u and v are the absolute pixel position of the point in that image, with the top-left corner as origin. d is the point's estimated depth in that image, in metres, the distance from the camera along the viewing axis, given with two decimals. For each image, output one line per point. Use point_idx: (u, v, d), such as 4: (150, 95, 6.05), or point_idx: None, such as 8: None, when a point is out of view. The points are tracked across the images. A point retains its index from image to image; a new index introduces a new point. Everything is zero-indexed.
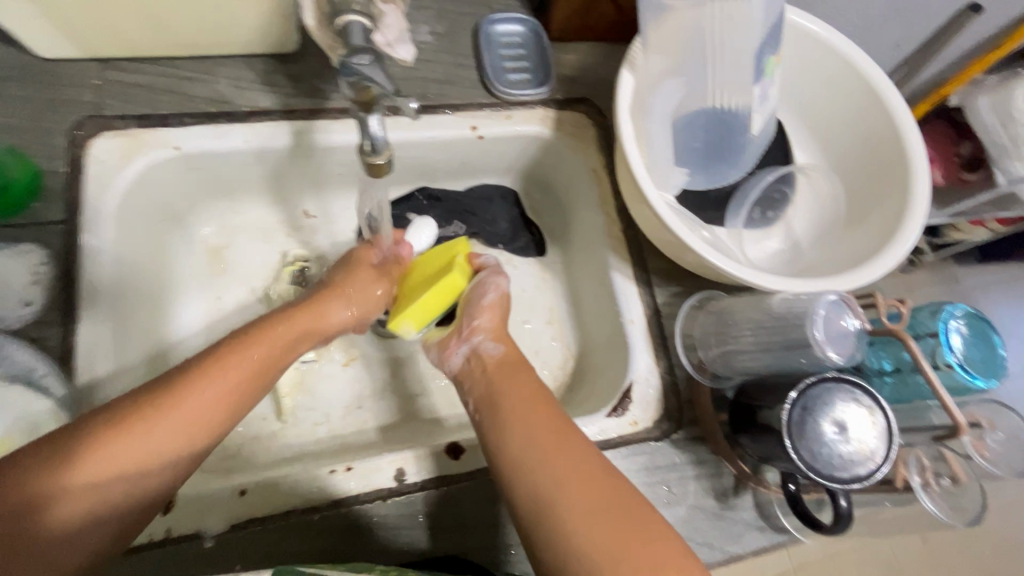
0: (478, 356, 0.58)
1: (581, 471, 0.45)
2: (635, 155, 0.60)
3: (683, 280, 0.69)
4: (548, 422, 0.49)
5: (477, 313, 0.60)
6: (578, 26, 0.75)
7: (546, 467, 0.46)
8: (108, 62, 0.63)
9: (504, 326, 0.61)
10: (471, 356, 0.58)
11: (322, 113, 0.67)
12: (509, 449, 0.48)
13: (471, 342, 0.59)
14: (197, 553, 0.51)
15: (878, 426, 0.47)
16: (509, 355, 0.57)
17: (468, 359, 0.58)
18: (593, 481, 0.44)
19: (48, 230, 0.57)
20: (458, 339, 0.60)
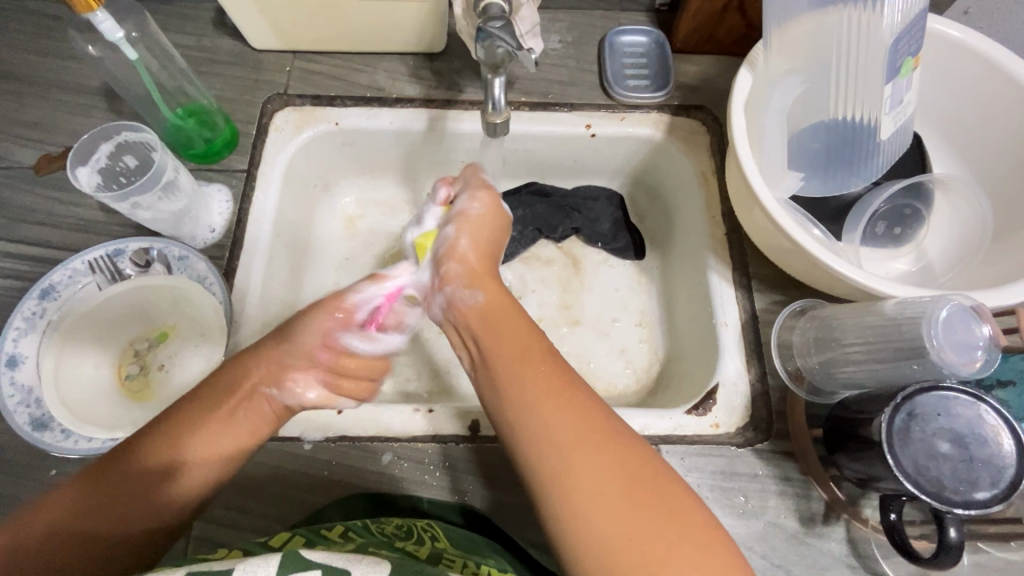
0: (455, 306, 0.59)
1: (581, 426, 0.46)
2: (747, 150, 0.60)
3: (786, 288, 0.66)
4: (548, 374, 0.50)
5: (448, 262, 0.62)
6: (702, 39, 0.78)
7: (526, 405, 0.48)
8: (299, 54, 0.78)
9: (484, 274, 0.62)
10: (447, 305, 0.60)
11: (456, 103, 0.77)
12: (510, 413, 0.49)
13: (445, 292, 0.61)
14: (295, 455, 0.58)
15: (1004, 448, 0.43)
16: (486, 297, 0.58)
17: (445, 309, 0.60)
18: (578, 418, 0.46)
19: (235, 176, 0.71)
20: (435, 292, 0.62)
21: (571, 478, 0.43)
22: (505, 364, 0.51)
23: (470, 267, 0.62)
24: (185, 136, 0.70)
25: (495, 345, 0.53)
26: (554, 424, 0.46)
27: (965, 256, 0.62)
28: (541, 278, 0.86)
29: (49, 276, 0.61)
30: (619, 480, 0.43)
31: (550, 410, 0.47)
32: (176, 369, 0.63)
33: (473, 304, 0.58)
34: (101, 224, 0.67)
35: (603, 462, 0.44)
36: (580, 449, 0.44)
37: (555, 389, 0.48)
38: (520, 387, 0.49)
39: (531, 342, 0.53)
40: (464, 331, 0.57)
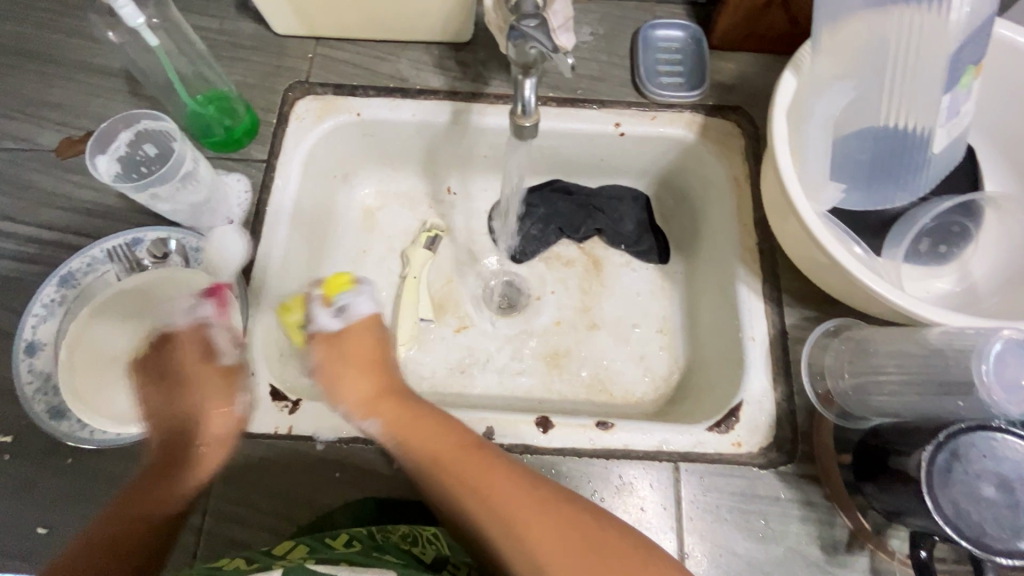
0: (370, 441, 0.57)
1: (516, 498, 0.49)
2: (787, 158, 0.56)
3: (820, 304, 0.63)
4: (469, 461, 0.51)
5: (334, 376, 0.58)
6: (742, 35, 0.74)
7: (460, 501, 0.50)
8: (322, 41, 0.76)
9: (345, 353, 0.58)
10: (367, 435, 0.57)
11: (481, 97, 0.74)
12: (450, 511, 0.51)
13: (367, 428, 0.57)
14: (305, 454, 0.58)
15: None
16: (386, 421, 0.55)
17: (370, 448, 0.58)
18: (505, 494, 0.49)
19: (255, 166, 0.69)
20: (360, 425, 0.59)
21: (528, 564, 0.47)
22: (448, 482, 0.51)
23: (361, 391, 0.57)
24: (204, 123, 0.69)
25: (415, 454, 0.53)
26: (496, 523, 0.48)
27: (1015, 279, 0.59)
28: (560, 280, 0.83)
29: (68, 263, 0.61)
30: (569, 559, 0.46)
31: (475, 497, 0.49)
32: (189, 365, 0.60)
33: (381, 434, 0.55)
34: (119, 210, 0.66)
35: (554, 543, 0.47)
36: (528, 537, 0.47)
37: (472, 472, 0.50)
38: (448, 495, 0.51)
39: (446, 442, 0.52)
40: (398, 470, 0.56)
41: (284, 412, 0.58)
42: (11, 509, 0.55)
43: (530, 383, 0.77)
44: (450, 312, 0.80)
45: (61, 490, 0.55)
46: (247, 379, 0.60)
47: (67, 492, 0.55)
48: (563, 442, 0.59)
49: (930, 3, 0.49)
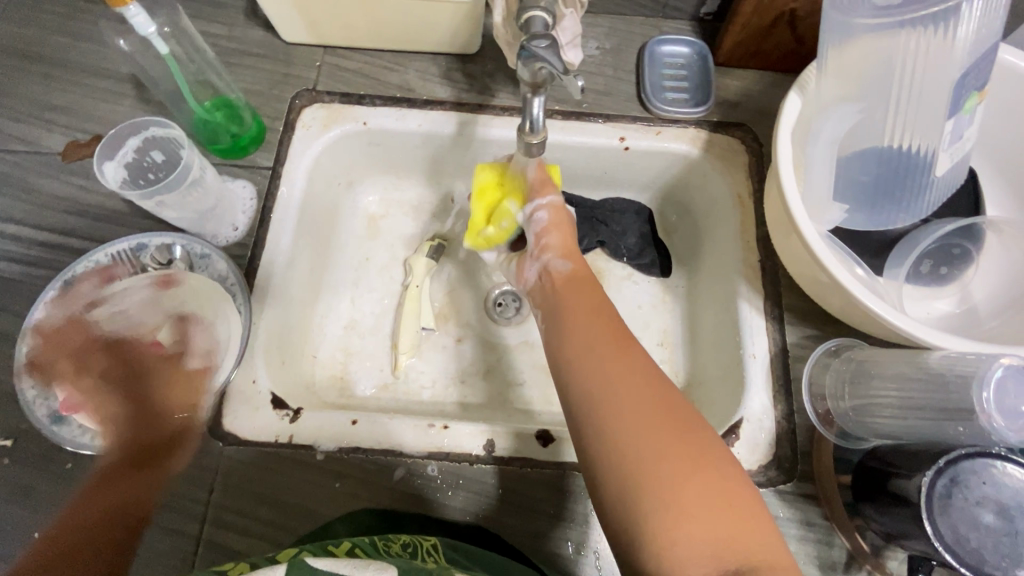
0: (549, 274, 0.65)
1: (644, 389, 0.49)
2: (791, 180, 0.56)
3: (821, 323, 0.64)
4: (608, 328, 0.55)
5: (545, 233, 0.67)
6: (748, 53, 0.74)
7: (590, 362, 0.52)
8: (329, 50, 0.76)
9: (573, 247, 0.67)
10: (542, 271, 0.66)
11: (487, 109, 0.75)
12: (574, 382, 0.52)
13: (541, 261, 0.66)
14: (306, 463, 0.58)
15: None
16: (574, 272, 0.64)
17: (538, 275, 0.66)
18: (637, 379, 0.49)
19: (260, 173, 0.69)
20: (530, 259, 0.68)
21: (618, 429, 0.46)
22: (569, 315, 0.58)
23: (561, 241, 0.67)
24: (212, 130, 0.69)
25: (571, 307, 0.59)
26: (615, 368, 0.50)
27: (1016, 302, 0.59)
28: None
29: (73, 267, 0.61)
30: (663, 421, 0.46)
31: (609, 368, 0.51)
32: (186, 372, 0.60)
33: (564, 275, 0.64)
34: (124, 215, 0.66)
35: (654, 423, 0.46)
36: (645, 428, 0.46)
37: (609, 345, 0.53)
38: (583, 335, 0.55)
39: (592, 302, 0.59)
40: (550, 292, 0.63)
41: (287, 421, 0.59)
42: (11, 514, 0.55)
43: (530, 394, 0.76)
44: (453, 321, 0.80)
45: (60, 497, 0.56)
46: (248, 388, 0.60)
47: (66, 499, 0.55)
48: (564, 457, 0.59)
49: (936, 27, 0.49)
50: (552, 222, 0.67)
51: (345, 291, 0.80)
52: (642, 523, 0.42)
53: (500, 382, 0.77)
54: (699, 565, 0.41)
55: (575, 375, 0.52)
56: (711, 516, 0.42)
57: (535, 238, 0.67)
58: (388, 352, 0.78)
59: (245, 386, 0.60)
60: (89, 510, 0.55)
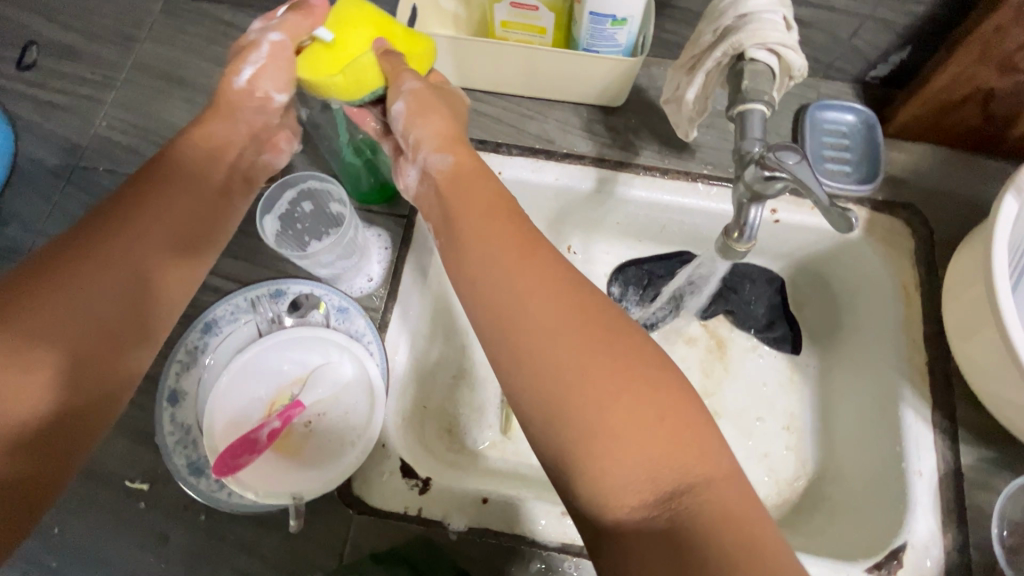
0: (430, 175, 0.52)
1: (563, 299, 0.42)
2: (1009, 294, 0.50)
3: (999, 445, 0.58)
4: (513, 230, 0.46)
5: (416, 121, 0.52)
6: (923, 127, 0.68)
7: (501, 280, 0.43)
8: (469, 92, 0.74)
9: (455, 132, 0.53)
10: (421, 175, 0.52)
11: (629, 166, 0.71)
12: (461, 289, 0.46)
13: (418, 161, 0.52)
14: (440, 541, 0.56)
15: None
16: (459, 163, 0.51)
17: (420, 181, 0.52)
18: (558, 297, 0.42)
19: (396, 220, 0.68)
20: (407, 160, 0.54)
21: (552, 363, 0.40)
22: (467, 220, 0.47)
23: (441, 127, 0.52)
24: (353, 172, 0.66)
25: (465, 206, 0.48)
26: (519, 276, 0.43)
27: None
28: (680, 357, 0.79)
29: (214, 311, 0.60)
30: (577, 325, 0.41)
31: (517, 280, 0.43)
32: (323, 429, 0.57)
33: (447, 172, 0.51)
34: (260, 255, 0.66)
35: (584, 348, 0.40)
36: (578, 356, 0.40)
37: (515, 244, 0.44)
38: (485, 246, 0.45)
39: (482, 186, 0.49)
40: (433, 196, 0.51)
41: (415, 492, 0.57)
42: (148, 561, 0.55)
43: None
44: None
45: (196, 547, 0.55)
46: (378, 452, 0.58)
47: (201, 551, 0.55)
48: None
49: None
50: (416, 109, 0.51)
51: (464, 331, 0.74)
52: (576, 453, 0.38)
53: None
54: (638, 489, 0.37)
55: (472, 283, 0.44)
56: (657, 445, 0.38)
57: (401, 132, 0.53)
58: (500, 407, 0.73)
59: (374, 448, 0.58)
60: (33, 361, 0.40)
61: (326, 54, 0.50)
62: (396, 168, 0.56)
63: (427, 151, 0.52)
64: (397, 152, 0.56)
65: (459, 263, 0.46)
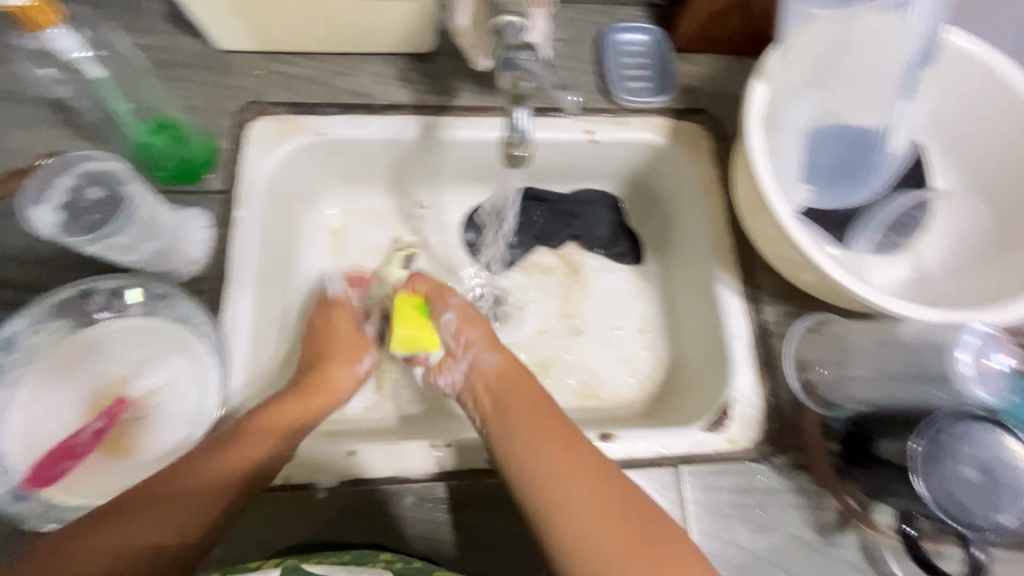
0: (477, 370, 0.62)
1: (585, 475, 0.51)
2: (766, 166, 0.57)
3: (794, 300, 0.67)
4: (548, 423, 0.55)
5: (461, 329, 0.65)
6: (703, 38, 0.75)
7: (526, 451, 0.53)
8: (272, 55, 0.71)
9: (490, 334, 0.65)
10: (468, 369, 0.62)
11: (449, 110, 0.72)
12: (495, 442, 0.55)
13: (467, 359, 0.63)
14: (310, 502, 0.55)
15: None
16: (503, 363, 0.61)
17: (466, 375, 0.62)
18: (574, 466, 0.51)
19: (213, 197, 0.64)
20: (456, 359, 0.64)
21: (569, 516, 0.48)
22: (514, 423, 0.55)
23: (479, 331, 0.65)
24: (156, 155, 0.63)
25: (515, 399, 0.57)
26: (555, 459, 0.52)
27: (963, 263, 0.62)
28: (539, 289, 0.83)
29: (4, 328, 0.52)
30: (599, 491, 0.50)
31: (549, 454, 0.52)
32: (158, 423, 0.56)
33: (494, 371, 0.61)
34: (60, 257, 0.60)
35: (594, 500, 0.49)
36: (591, 509, 0.48)
37: (551, 437, 0.54)
38: (521, 431, 0.54)
39: (524, 394, 0.58)
40: (485, 396, 0.59)
41: None
42: None
43: None
44: None
45: None
46: None
47: None
48: None
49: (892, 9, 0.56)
50: (463, 319, 0.65)
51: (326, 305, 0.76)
52: None
53: None
54: None
55: (504, 452, 0.54)
56: None
57: (449, 335, 0.65)
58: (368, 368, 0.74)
59: (229, 429, 0.56)
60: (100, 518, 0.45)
61: (409, 317, 0.66)
62: (439, 366, 0.65)
63: (487, 353, 0.63)
64: (438, 360, 0.66)
65: (510, 461, 0.53)
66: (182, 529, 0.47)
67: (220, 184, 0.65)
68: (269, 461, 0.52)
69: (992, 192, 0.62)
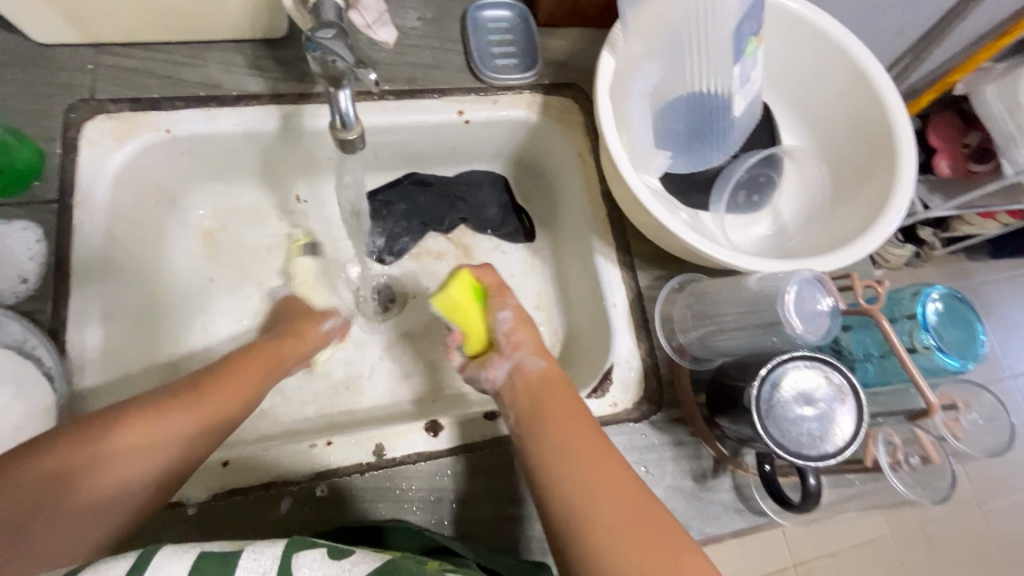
0: (521, 371, 0.55)
1: (613, 483, 0.45)
2: (614, 136, 0.59)
3: (666, 264, 0.70)
4: (581, 430, 0.49)
5: (515, 330, 0.58)
6: (566, 12, 0.75)
7: (556, 455, 0.48)
8: (102, 48, 0.65)
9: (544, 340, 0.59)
10: (511, 372, 0.56)
11: (310, 97, 0.69)
12: (524, 444, 0.50)
13: (513, 359, 0.56)
14: (179, 521, 0.53)
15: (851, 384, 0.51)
16: (548, 368, 0.55)
17: (509, 376, 0.55)
18: (604, 472, 0.45)
19: (44, 208, 0.59)
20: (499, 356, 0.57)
21: (592, 526, 0.42)
22: (547, 426, 0.50)
23: (535, 336, 0.58)
24: None
25: (551, 407, 0.52)
26: (586, 466, 0.46)
27: (812, 215, 0.69)
28: (433, 274, 0.83)
29: None
30: (624, 500, 0.43)
31: (579, 461, 0.46)
32: None
33: (536, 376, 0.55)
34: None
35: (621, 512, 0.42)
36: (614, 520, 0.42)
37: (581, 442, 0.48)
38: (553, 435, 0.49)
39: (561, 399, 0.52)
40: (522, 395, 0.54)
41: None
42: None
43: (420, 385, 0.76)
44: None
45: None
46: None
47: None
48: (454, 442, 0.60)
49: None
50: (519, 320, 0.58)
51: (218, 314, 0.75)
52: None
53: (389, 380, 0.76)
54: None
55: (533, 456, 0.49)
56: None
57: (501, 332, 0.57)
58: None
59: None
60: (81, 441, 0.43)
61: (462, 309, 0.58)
62: (480, 366, 0.58)
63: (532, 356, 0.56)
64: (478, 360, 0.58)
65: (534, 463, 0.48)
66: (182, 451, 0.48)
67: (51, 192, 0.59)
68: (230, 414, 0.52)
69: (832, 144, 0.70)
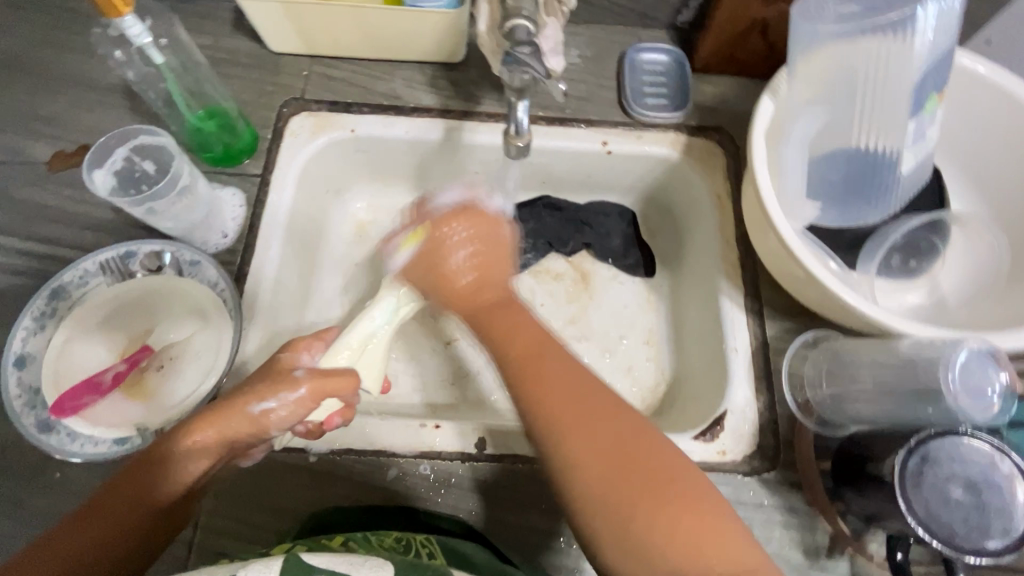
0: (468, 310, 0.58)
1: (609, 432, 0.46)
2: (766, 177, 0.59)
3: (798, 318, 0.66)
4: (558, 374, 0.49)
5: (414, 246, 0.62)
6: (722, 60, 0.77)
7: (545, 411, 0.48)
8: (317, 59, 0.78)
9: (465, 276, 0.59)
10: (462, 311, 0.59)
11: (473, 115, 0.77)
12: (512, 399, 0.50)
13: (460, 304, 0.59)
14: (299, 466, 0.58)
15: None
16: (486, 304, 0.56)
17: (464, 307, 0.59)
18: (596, 423, 0.46)
19: (250, 181, 0.71)
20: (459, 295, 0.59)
21: (599, 486, 0.44)
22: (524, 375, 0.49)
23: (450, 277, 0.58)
24: (204, 138, 0.70)
25: (522, 355, 0.51)
26: (580, 425, 0.46)
27: (977, 292, 0.63)
28: (549, 292, 0.85)
29: (59, 276, 0.61)
30: (623, 459, 0.45)
31: (566, 420, 0.47)
32: (171, 376, 0.61)
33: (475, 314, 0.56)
34: (113, 223, 0.67)
35: (626, 468, 0.44)
36: (619, 480, 0.44)
37: (568, 394, 0.48)
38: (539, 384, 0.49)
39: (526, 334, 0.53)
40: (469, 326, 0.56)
41: None
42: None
43: None
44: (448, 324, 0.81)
45: (48, 504, 0.55)
46: None
47: (54, 508, 0.55)
48: None
49: (895, 31, 0.53)
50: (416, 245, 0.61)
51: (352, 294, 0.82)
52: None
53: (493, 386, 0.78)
54: None
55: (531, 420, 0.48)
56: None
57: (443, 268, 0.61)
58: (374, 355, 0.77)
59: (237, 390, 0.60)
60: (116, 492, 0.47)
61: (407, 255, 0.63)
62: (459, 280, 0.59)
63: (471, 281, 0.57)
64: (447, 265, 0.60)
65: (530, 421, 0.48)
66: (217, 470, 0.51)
67: (257, 169, 0.71)
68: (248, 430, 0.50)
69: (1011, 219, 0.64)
